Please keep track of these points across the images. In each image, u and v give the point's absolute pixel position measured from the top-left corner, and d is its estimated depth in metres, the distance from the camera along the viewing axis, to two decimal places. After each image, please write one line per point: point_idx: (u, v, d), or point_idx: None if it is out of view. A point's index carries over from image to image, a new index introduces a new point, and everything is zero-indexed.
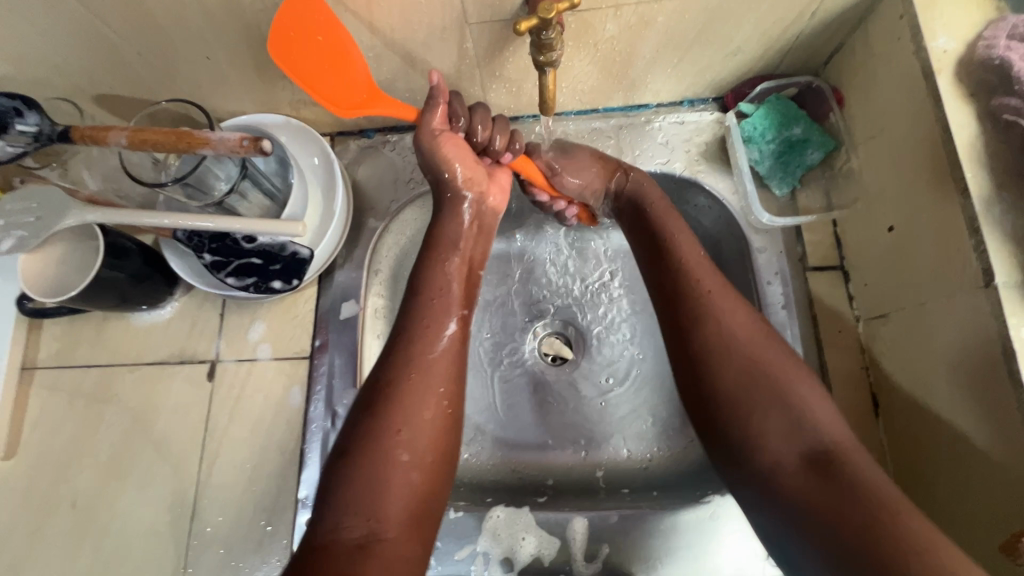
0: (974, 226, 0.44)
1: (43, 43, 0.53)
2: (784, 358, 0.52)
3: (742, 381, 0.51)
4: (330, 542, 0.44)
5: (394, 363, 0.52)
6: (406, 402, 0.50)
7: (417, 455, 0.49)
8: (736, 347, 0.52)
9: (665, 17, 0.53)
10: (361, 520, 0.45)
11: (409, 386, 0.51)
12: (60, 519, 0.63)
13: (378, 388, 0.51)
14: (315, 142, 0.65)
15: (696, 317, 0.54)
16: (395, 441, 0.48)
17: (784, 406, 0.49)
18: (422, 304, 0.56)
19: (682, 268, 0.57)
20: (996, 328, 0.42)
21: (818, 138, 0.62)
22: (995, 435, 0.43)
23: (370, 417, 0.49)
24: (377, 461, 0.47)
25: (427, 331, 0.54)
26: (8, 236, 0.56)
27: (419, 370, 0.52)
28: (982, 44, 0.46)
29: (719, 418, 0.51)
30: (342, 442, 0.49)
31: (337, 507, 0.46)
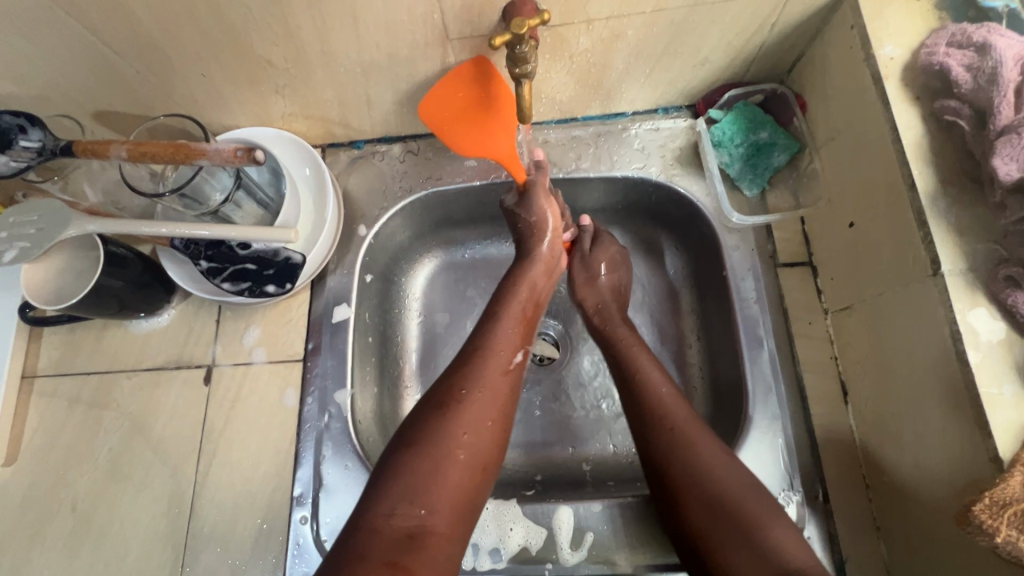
0: (921, 219, 0.47)
1: (46, 63, 0.56)
2: (750, 483, 0.50)
3: (711, 512, 0.49)
4: (382, 526, 0.45)
5: (470, 373, 0.55)
6: (475, 407, 0.53)
7: (475, 457, 0.51)
8: (705, 473, 0.51)
9: (635, 30, 0.57)
10: (413, 509, 0.46)
11: (483, 394, 0.54)
12: (61, 523, 0.64)
13: (452, 392, 0.53)
14: (306, 153, 0.69)
15: (671, 448, 0.54)
16: (459, 441, 0.50)
17: (748, 535, 0.47)
18: (495, 326, 0.60)
19: (659, 400, 0.57)
20: (944, 313, 0.45)
21: (784, 141, 0.65)
22: (947, 414, 0.46)
23: (443, 414, 0.51)
24: (442, 455, 0.49)
25: (499, 352, 0.58)
26: (11, 247, 0.58)
27: (491, 381, 0.55)
28: (924, 51, 0.50)
29: (713, 526, 0.48)
30: (408, 434, 0.51)
31: (395, 490, 0.47)
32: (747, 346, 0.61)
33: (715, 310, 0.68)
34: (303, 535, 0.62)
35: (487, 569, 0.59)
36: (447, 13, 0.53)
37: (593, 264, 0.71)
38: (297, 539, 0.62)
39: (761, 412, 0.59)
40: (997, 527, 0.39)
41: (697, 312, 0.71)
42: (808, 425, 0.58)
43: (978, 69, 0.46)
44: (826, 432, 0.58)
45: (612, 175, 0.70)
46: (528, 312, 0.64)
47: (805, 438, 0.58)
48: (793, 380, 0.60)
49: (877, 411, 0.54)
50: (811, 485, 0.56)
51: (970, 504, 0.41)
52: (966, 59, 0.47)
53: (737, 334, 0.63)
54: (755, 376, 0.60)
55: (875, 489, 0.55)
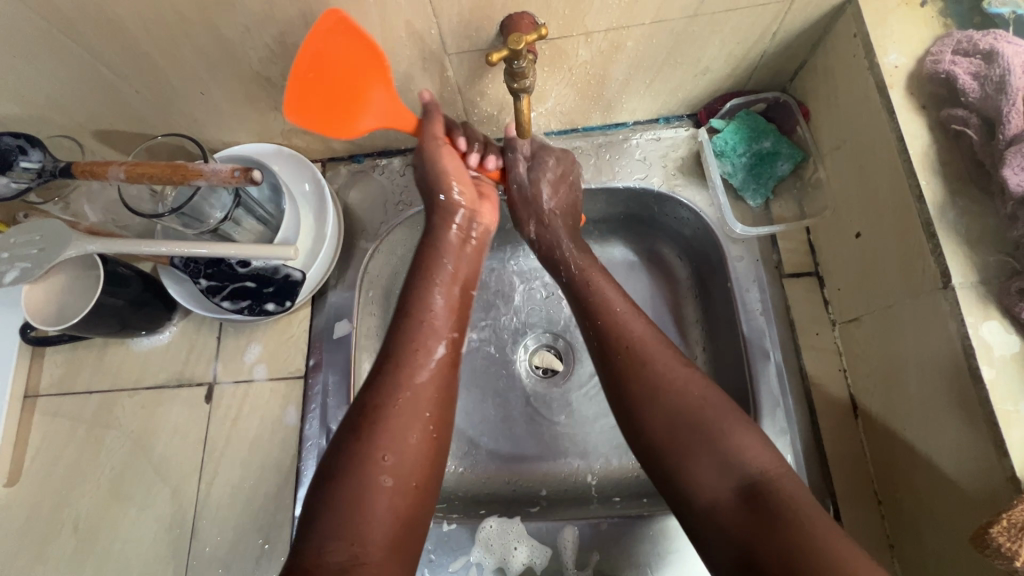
0: (930, 231, 0.46)
1: (47, 85, 0.56)
2: (706, 393, 0.52)
3: (674, 423, 0.51)
4: (318, 566, 0.44)
5: (382, 387, 0.53)
6: (393, 424, 0.51)
7: (402, 477, 0.50)
8: (665, 387, 0.53)
9: (633, 42, 0.56)
10: (345, 545, 0.45)
11: (399, 410, 0.52)
12: (62, 544, 0.64)
13: (368, 411, 0.51)
14: (306, 169, 0.68)
15: (632, 366, 0.55)
16: (381, 464, 0.49)
17: (710, 444, 0.49)
18: (413, 327, 0.57)
19: (616, 323, 0.58)
20: (956, 328, 0.44)
21: (787, 150, 0.64)
22: (961, 431, 0.44)
23: (357, 440, 0.50)
24: (366, 481, 0.48)
25: (415, 356, 0.55)
26: (12, 268, 0.58)
27: (409, 394, 0.53)
28: (930, 59, 0.49)
29: (670, 439, 0.51)
30: (327, 466, 0.49)
31: (323, 528, 0.46)
32: (754, 360, 0.60)
33: (721, 322, 0.67)
34: None
35: None
36: (444, 28, 0.53)
37: (531, 193, 0.66)
38: None
39: (769, 427, 0.58)
40: (1018, 551, 0.37)
41: (702, 324, 0.70)
42: (818, 440, 0.57)
43: (986, 77, 0.45)
44: (836, 446, 0.57)
45: (613, 185, 0.69)
46: (455, 300, 0.62)
47: (815, 454, 0.57)
48: (801, 393, 0.59)
49: (888, 426, 0.53)
50: (823, 501, 0.55)
51: (987, 525, 0.39)
52: (973, 67, 0.46)
53: (743, 347, 0.61)
54: (762, 390, 0.59)
55: (889, 507, 0.53)
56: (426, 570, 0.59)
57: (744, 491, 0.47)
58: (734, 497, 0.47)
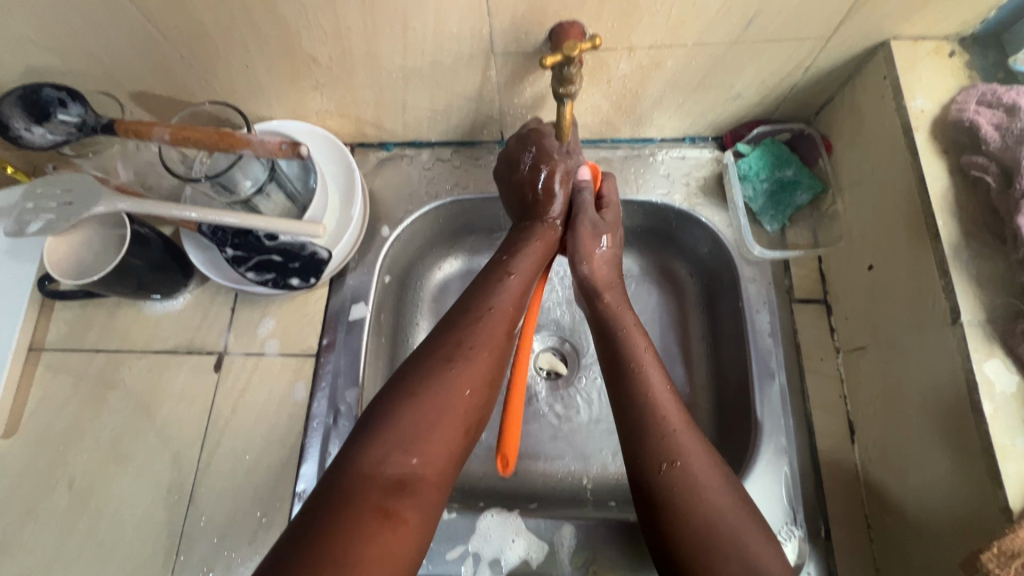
0: (943, 268, 0.48)
1: (95, 42, 0.56)
2: (737, 501, 0.48)
3: (705, 531, 0.46)
4: (373, 473, 0.45)
5: (478, 329, 0.56)
6: (476, 367, 0.53)
7: (471, 411, 0.52)
8: (704, 488, 0.48)
9: (674, 60, 0.58)
10: (409, 456, 0.47)
11: (486, 355, 0.54)
12: (55, 499, 0.63)
13: (460, 347, 0.54)
14: (338, 151, 0.70)
15: (673, 449, 0.51)
16: (461, 394, 0.51)
17: (739, 556, 0.45)
18: (508, 286, 0.60)
19: (653, 402, 0.54)
20: (961, 364, 0.46)
21: (808, 181, 0.67)
22: (960, 464, 0.46)
23: (450, 367, 0.52)
24: (445, 400, 0.50)
25: (506, 315, 0.58)
26: (37, 219, 0.59)
27: (492, 346, 0.55)
28: (955, 107, 0.52)
29: (705, 531, 0.46)
30: (411, 379, 0.51)
31: (388, 438, 0.47)
32: (759, 378, 0.62)
33: (727, 340, 0.69)
34: None
35: None
36: (495, 28, 0.55)
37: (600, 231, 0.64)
38: None
39: (768, 444, 0.60)
40: None
41: (709, 340, 0.72)
42: (815, 460, 0.59)
43: (1007, 129, 0.48)
44: (831, 468, 0.59)
45: (636, 198, 0.71)
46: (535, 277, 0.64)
47: (812, 474, 0.59)
48: (802, 416, 0.61)
49: (884, 454, 0.55)
50: (814, 521, 0.57)
51: (977, 551, 0.41)
52: (995, 119, 0.49)
53: (750, 366, 0.63)
54: (764, 408, 0.61)
55: (882, 535, 0.55)
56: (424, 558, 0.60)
57: None
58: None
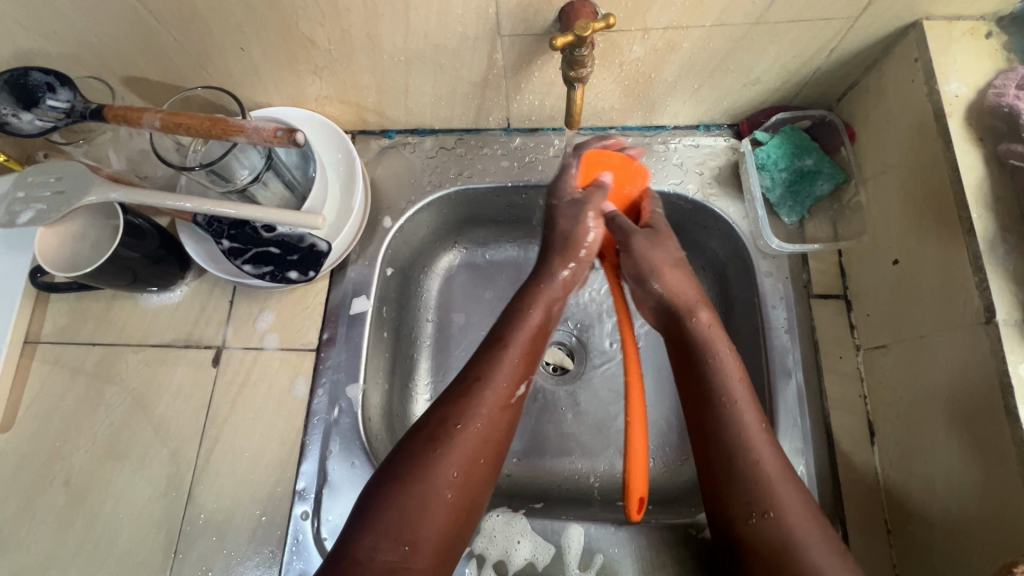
0: (977, 264, 0.46)
1: (82, 22, 0.54)
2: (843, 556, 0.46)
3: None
4: (366, 559, 0.45)
5: (467, 406, 0.51)
6: (465, 447, 0.50)
7: (463, 497, 0.49)
8: (798, 539, 0.46)
9: (691, 43, 0.55)
10: (397, 545, 0.45)
11: (476, 434, 0.51)
12: (52, 496, 0.62)
13: (445, 427, 0.50)
14: (337, 139, 0.67)
15: (763, 500, 0.48)
16: (447, 480, 0.48)
17: None
18: (502, 355, 0.55)
19: (755, 450, 0.50)
20: (996, 366, 0.44)
21: (829, 170, 0.64)
22: (992, 471, 0.44)
23: (433, 452, 0.49)
24: (429, 493, 0.47)
25: (501, 387, 0.53)
26: (28, 208, 0.58)
27: (485, 421, 0.51)
28: (992, 91, 0.49)
29: None
30: (395, 464, 0.49)
31: (377, 528, 0.46)
32: (776, 376, 0.60)
33: (741, 336, 0.66)
34: (303, 531, 0.60)
35: None
36: (502, 8, 0.52)
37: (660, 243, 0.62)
38: (297, 535, 0.60)
39: (785, 445, 0.57)
40: None
41: None
42: (832, 461, 0.57)
43: None
44: (850, 471, 0.57)
45: (646, 188, 0.68)
46: (538, 338, 0.59)
47: (829, 476, 0.57)
48: (820, 416, 0.59)
49: (907, 457, 0.53)
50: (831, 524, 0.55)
51: (1011, 565, 0.39)
52: None
53: (765, 364, 0.61)
54: (780, 408, 0.59)
55: (903, 541, 0.53)
56: None
57: None
58: None
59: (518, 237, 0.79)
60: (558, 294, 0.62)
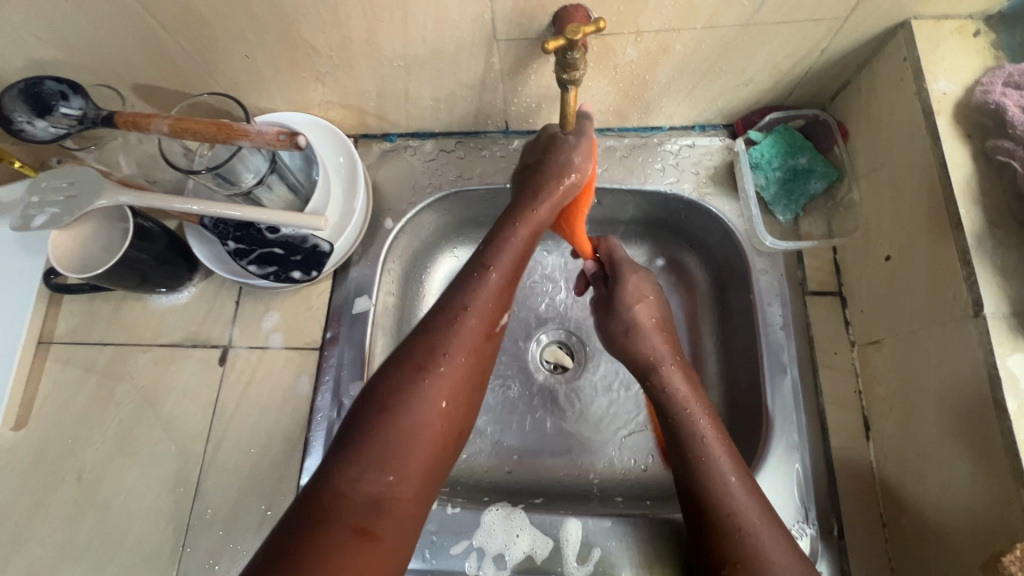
0: (965, 259, 0.46)
1: (95, 34, 0.56)
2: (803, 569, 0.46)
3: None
4: (350, 491, 0.43)
5: (452, 333, 0.51)
6: (454, 375, 0.49)
7: (448, 427, 0.49)
8: (758, 545, 0.47)
9: (683, 45, 0.56)
10: (383, 475, 0.44)
11: (460, 365, 0.50)
12: (64, 491, 0.64)
13: (432, 355, 0.50)
14: (340, 142, 0.69)
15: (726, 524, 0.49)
16: (436, 410, 0.48)
17: None
18: (488, 283, 0.54)
19: (724, 494, 0.50)
20: (984, 358, 0.44)
21: (822, 168, 0.64)
22: (982, 463, 0.44)
23: (420, 379, 0.48)
24: (415, 425, 0.47)
25: (486, 316, 0.53)
26: (42, 212, 0.60)
27: (470, 349, 0.51)
28: (979, 89, 0.50)
29: None
30: (381, 394, 0.47)
31: (364, 457, 0.44)
32: (771, 372, 0.61)
33: (738, 333, 0.67)
34: None
35: None
36: (498, 14, 0.53)
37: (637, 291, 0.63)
38: None
39: (780, 440, 0.58)
40: None
41: (719, 333, 0.70)
42: (827, 456, 0.58)
43: None
44: (846, 466, 0.57)
45: (643, 188, 0.69)
46: (521, 263, 0.57)
47: (824, 471, 0.57)
48: (815, 412, 0.59)
49: (901, 451, 0.53)
50: (826, 518, 0.56)
51: (999, 554, 0.40)
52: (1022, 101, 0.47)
53: (760, 360, 0.62)
54: (775, 403, 0.60)
55: (899, 535, 0.53)
56: (426, 551, 0.59)
57: None
58: None
59: (552, 243, 0.80)
60: (535, 228, 0.59)
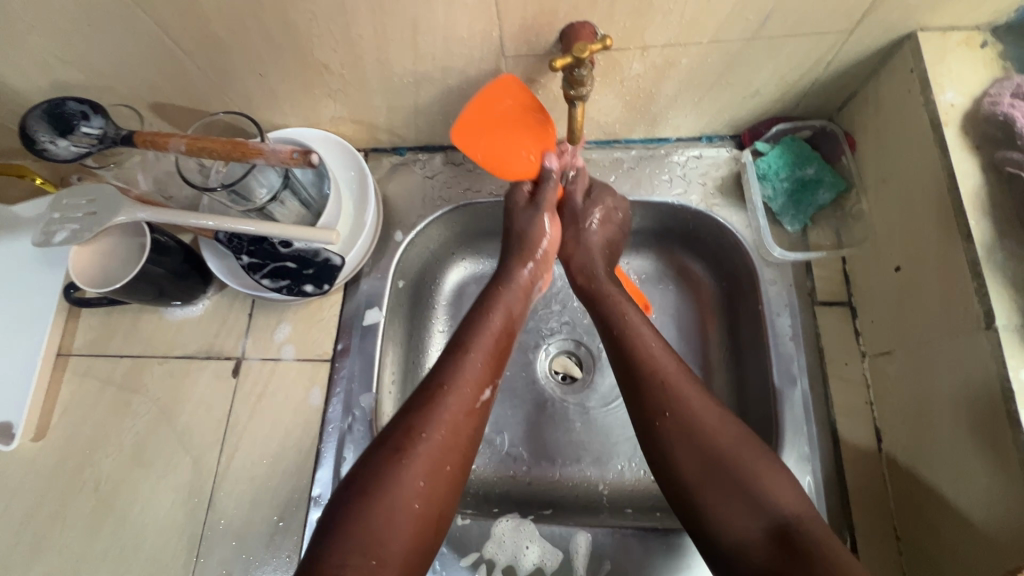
0: (976, 270, 0.46)
1: (116, 56, 0.58)
2: (737, 433, 0.51)
3: (705, 463, 0.50)
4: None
5: (432, 415, 0.53)
6: (433, 456, 0.51)
7: (429, 508, 0.50)
8: (698, 421, 0.52)
9: (689, 59, 0.57)
10: (365, 561, 0.45)
11: (440, 442, 0.52)
12: (82, 501, 0.65)
13: (410, 437, 0.51)
14: (351, 157, 0.70)
15: (667, 401, 0.53)
16: (415, 492, 0.49)
17: (743, 487, 0.48)
18: (466, 360, 0.57)
19: (667, 376, 0.54)
20: (997, 370, 0.44)
21: (830, 179, 0.64)
22: (997, 476, 0.44)
23: (397, 467, 0.49)
24: (395, 507, 0.48)
25: (465, 392, 0.55)
26: (63, 229, 0.61)
27: (452, 428, 0.53)
28: (988, 100, 0.50)
29: (705, 471, 0.49)
30: (361, 480, 0.49)
31: (349, 541, 0.46)
32: (781, 383, 0.61)
33: (747, 344, 0.67)
34: None
35: None
36: (505, 31, 0.54)
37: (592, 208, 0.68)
38: None
39: (791, 452, 0.58)
40: None
41: (728, 343, 0.70)
42: (839, 468, 0.57)
43: None
44: (859, 478, 0.57)
45: (650, 199, 0.70)
46: (503, 341, 0.61)
47: (837, 485, 0.57)
48: (826, 423, 0.59)
49: (914, 464, 0.53)
50: (839, 532, 0.55)
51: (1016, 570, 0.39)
52: None
53: (770, 370, 0.62)
54: (786, 415, 0.59)
55: (913, 550, 0.52)
56: (436, 563, 0.59)
57: (775, 530, 0.46)
58: (764, 538, 0.46)
59: None
60: (514, 296, 0.64)
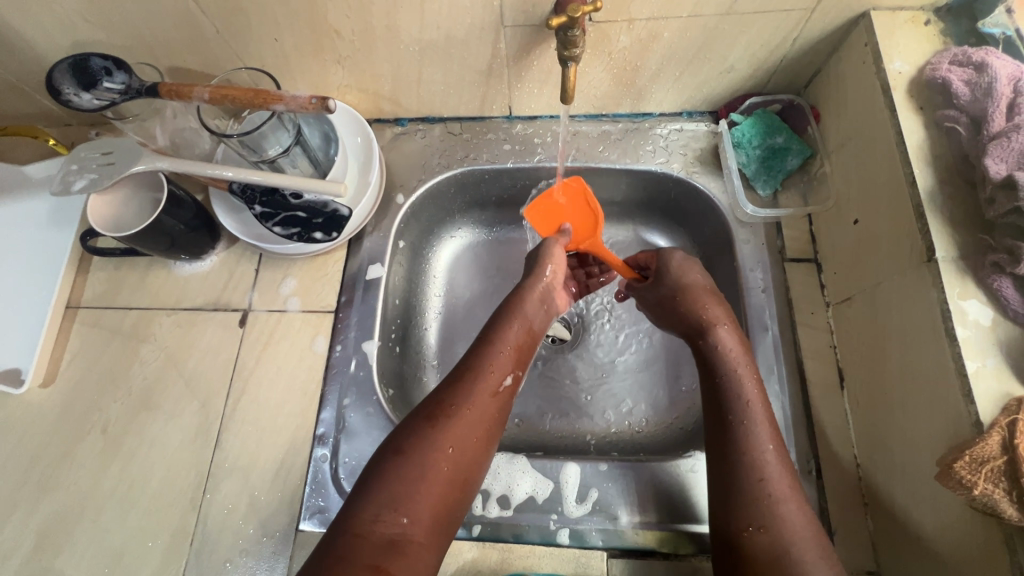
0: (920, 212, 0.52)
1: (140, 16, 0.62)
2: (779, 461, 0.53)
3: (735, 474, 0.53)
4: (366, 532, 0.48)
5: (461, 390, 0.57)
6: (461, 425, 0.55)
7: (457, 472, 0.53)
8: (751, 440, 0.54)
9: (670, 33, 0.63)
10: (397, 516, 0.49)
11: (469, 416, 0.56)
12: (90, 443, 0.67)
13: (442, 406, 0.56)
14: (358, 124, 0.75)
15: (724, 417, 0.57)
16: (444, 453, 0.53)
17: (764, 504, 0.51)
18: (492, 350, 0.61)
19: (734, 388, 0.58)
20: (936, 296, 0.50)
21: (798, 147, 0.71)
22: (936, 390, 0.50)
23: (430, 428, 0.54)
24: (425, 465, 0.51)
25: (490, 375, 0.59)
26: (82, 178, 0.65)
27: (479, 405, 0.57)
28: (929, 68, 0.56)
29: (731, 483, 0.53)
30: (395, 441, 0.53)
31: (379, 495, 0.49)
32: (753, 330, 0.66)
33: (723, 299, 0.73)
34: (322, 471, 0.65)
35: (495, 515, 0.61)
36: (505, 1, 0.60)
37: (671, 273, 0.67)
38: (316, 476, 0.65)
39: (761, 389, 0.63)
40: (975, 481, 0.43)
41: None
42: (805, 404, 0.63)
43: (976, 83, 0.53)
44: (822, 411, 0.62)
45: (636, 167, 0.76)
46: (523, 338, 0.64)
47: (803, 418, 0.62)
48: (794, 364, 0.65)
49: (870, 394, 0.59)
50: (806, 459, 0.61)
51: (952, 461, 0.45)
52: (966, 75, 0.54)
53: (744, 319, 0.67)
54: (758, 358, 0.65)
55: (870, 471, 0.58)
56: None
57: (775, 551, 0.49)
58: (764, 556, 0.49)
59: None
60: (531, 304, 0.67)
